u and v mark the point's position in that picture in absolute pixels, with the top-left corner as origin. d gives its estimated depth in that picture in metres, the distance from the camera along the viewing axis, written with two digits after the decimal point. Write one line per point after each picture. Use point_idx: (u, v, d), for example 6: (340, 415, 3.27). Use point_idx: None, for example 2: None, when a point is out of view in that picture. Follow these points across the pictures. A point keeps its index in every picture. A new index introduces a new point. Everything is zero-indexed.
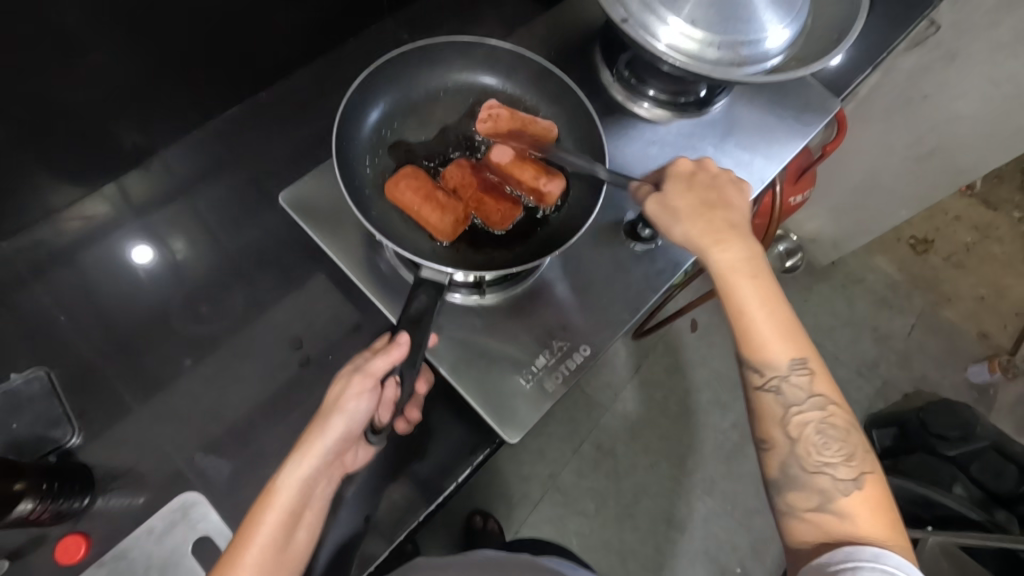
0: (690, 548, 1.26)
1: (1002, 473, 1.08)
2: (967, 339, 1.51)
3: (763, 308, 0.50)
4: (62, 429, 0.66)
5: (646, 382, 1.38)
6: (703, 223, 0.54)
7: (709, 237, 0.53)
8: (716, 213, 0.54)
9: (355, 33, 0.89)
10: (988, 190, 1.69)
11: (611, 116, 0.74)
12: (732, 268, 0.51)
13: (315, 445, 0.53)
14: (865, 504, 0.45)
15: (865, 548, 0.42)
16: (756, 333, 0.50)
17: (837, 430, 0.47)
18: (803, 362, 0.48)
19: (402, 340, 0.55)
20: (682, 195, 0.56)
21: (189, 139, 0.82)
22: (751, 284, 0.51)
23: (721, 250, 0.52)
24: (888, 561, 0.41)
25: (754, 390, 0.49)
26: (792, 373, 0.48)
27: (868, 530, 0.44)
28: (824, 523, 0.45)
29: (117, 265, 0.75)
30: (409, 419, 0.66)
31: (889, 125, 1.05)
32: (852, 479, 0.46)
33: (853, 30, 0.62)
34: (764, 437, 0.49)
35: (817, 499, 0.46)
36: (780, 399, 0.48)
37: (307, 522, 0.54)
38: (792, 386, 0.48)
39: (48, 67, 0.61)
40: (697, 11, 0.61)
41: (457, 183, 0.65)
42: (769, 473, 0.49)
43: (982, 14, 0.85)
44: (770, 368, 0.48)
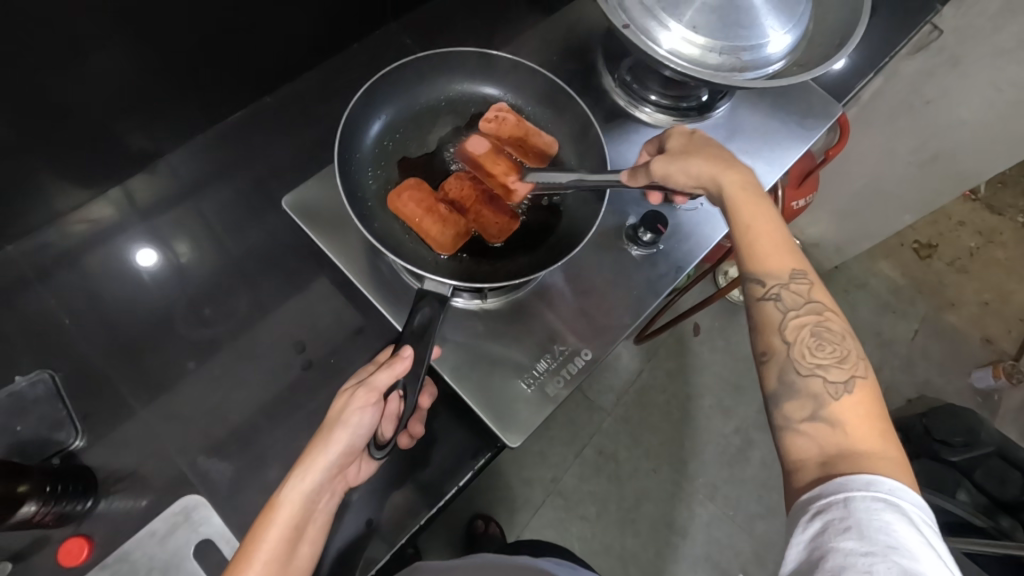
0: (692, 553, 1.25)
1: (1005, 479, 1.07)
2: (971, 344, 1.50)
3: (771, 216, 0.52)
4: (66, 432, 0.66)
5: (649, 386, 1.38)
6: (708, 157, 0.55)
7: (719, 162, 0.54)
8: (719, 148, 0.56)
9: (358, 38, 0.90)
10: (992, 195, 1.69)
11: (613, 121, 0.75)
12: (743, 186, 0.53)
13: (318, 460, 0.53)
14: (857, 411, 0.43)
15: (857, 477, 0.39)
16: (764, 243, 0.51)
17: (831, 334, 0.48)
18: (804, 270, 0.50)
19: (406, 353, 0.55)
20: (684, 141, 0.58)
21: (193, 142, 0.82)
22: (759, 199, 0.52)
23: (728, 176, 0.53)
24: (881, 488, 0.38)
25: (755, 301, 0.50)
26: (793, 280, 0.49)
27: (860, 437, 0.42)
28: (818, 433, 0.43)
29: (121, 268, 0.75)
30: (412, 434, 0.67)
31: (892, 130, 1.05)
32: (843, 382, 0.45)
33: (855, 35, 0.62)
34: (763, 349, 0.49)
35: (812, 406, 0.44)
36: (780, 306, 0.49)
37: (310, 535, 0.54)
38: (792, 292, 0.49)
39: (52, 72, 0.61)
40: (698, 17, 0.62)
41: (457, 195, 0.66)
42: (767, 387, 0.48)
43: (986, 19, 0.84)
44: (771, 276, 0.50)
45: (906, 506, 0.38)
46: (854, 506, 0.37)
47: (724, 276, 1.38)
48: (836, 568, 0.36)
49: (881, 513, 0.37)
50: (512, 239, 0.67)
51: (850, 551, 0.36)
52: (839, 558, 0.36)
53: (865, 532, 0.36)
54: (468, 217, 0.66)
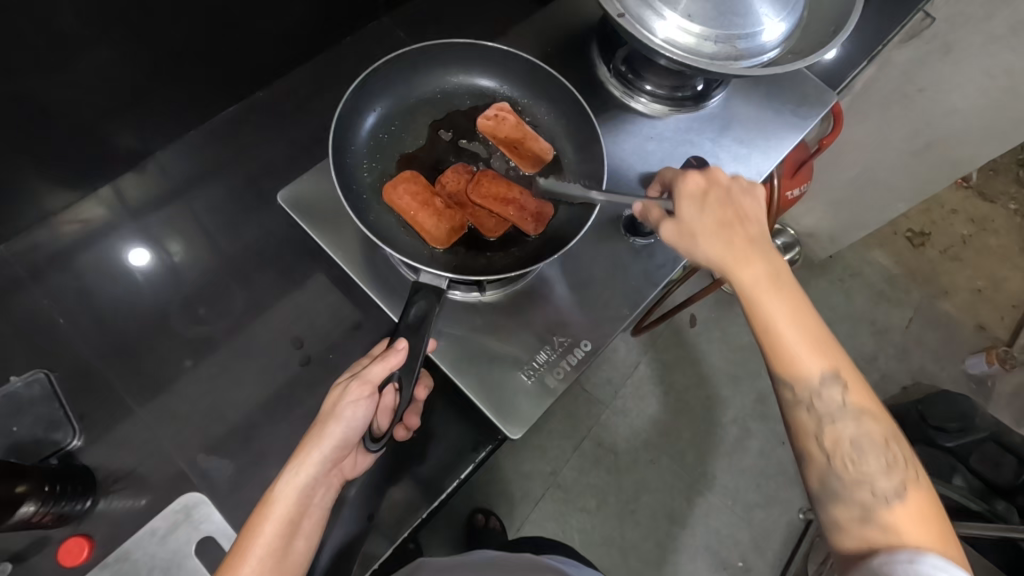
0: (692, 544, 1.26)
1: (1000, 463, 1.09)
2: (964, 331, 1.52)
3: (795, 321, 0.49)
4: (63, 432, 0.66)
5: (647, 377, 1.38)
6: (721, 244, 0.50)
7: (738, 256, 0.50)
8: (737, 228, 0.51)
9: (351, 32, 0.89)
10: (984, 182, 1.70)
11: (609, 112, 0.74)
12: (766, 283, 0.50)
13: (313, 453, 0.53)
14: (910, 518, 0.43)
15: (901, 555, 0.41)
16: (786, 349, 0.48)
17: (873, 442, 0.46)
18: (835, 374, 0.47)
19: (400, 345, 0.55)
20: (698, 210, 0.52)
21: (185, 139, 0.81)
22: (780, 299, 0.49)
23: (745, 272, 0.50)
24: (928, 567, 0.40)
25: (788, 408, 0.48)
26: (825, 387, 0.47)
27: (916, 542, 0.42)
28: (871, 536, 0.44)
29: (114, 268, 0.75)
30: (409, 427, 0.67)
31: (885, 118, 1.05)
32: (893, 490, 0.44)
33: (849, 23, 0.62)
34: (801, 451, 0.48)
35: (861, 513, 0.45)
36: (813, 414, 0.47)
37: (305, 531, 0.52)
38: (824, 400, 0.47)
39: (43, 70, 0.61)
40: (692, 5, 0.61)
41: (454, 189, 0.66)
42: (811, 490, 0.48)
43: (978, 6, 0.84)
44: (801, 382, 0.47)
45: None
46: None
47: None
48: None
49: None
50: (505, 234, 0.67)
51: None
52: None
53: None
54: (463, 212, 0.66)
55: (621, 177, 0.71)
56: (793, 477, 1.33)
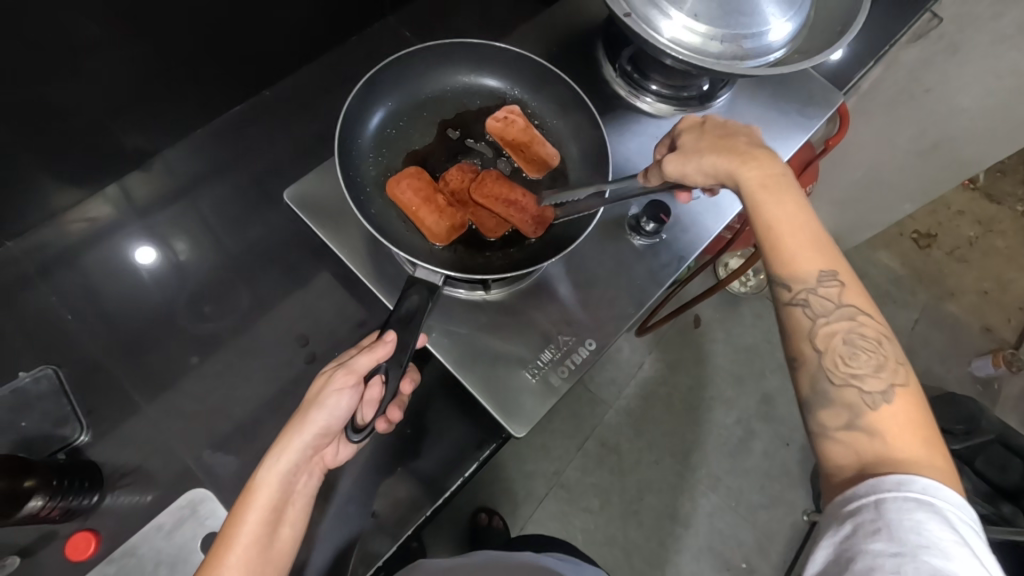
0: (695, 544, 1.26)
1: (1007, 466, 1.09)
2: (971, 333, 1.51)
3: (797, 212, 0.49)
4: (70, 427, 0.66)
5: (651, 377, 1.38)
6: (722, 151, 0.53)
7: (737, 157, 0.52)
8: (736, 141, 0.54)
9: (357, 31, 0.89)
10: (991, 184, 1.69)
11: (614, 112, 0.75)
12: (764, 180, 0.50)
13: (294, 441, 0.54)
14: (897, 420, 0.42)
15: (889, 478, 0.38)
16: (786, 246, 0.48)
17: (866, 341, 0.45)
18: (833, 271, 0.47)
19: (388, 338, 0.54)
20: (698, 136, 0.55)
21: (192, 137, 0.82)
22: (780, 195, 0.49)
23: (748, 169, 0.51)
24: (914, 488, 0.37)
25: (784, 307, 0.48)
26: (822, 284, 0.47)
27: (901, 448, 0.40)
28: (856, 442, 0.42)
29: (121, 265, 0.75)
30: (391, 420, 0.62)
31: (892, 118, 1.05)
32: (881, 391, 0.43)
33: (856, 23, 0.62)
34: (795, 356, 0.47)
35: (848, 416, 0.43)
36: (808, 312, 0.46)
37: (290, 518, 0.54)
38: (821, 296, 0.46)
39: (53, 68, 0.61)
40: (699, 5, 0.61)
41: (457, 186, 0.66)
42: (801, 395, 0.46)
43: (985, 7, 0.84)
44: (798, 280, 0.47)
45: (941, 506, 0.37)
46: (886, 507, 0.37)
47: (725, 267, 1.37)
48: (866, 570, 0.36)
49: (912, 513, 0.37)
50: (506, 234, 0.67)
51: (878, 553, 0.36)
52: (868, 559, 0.36)
53: (895, 533, 0.36)
54: (465, 211, 0.66)
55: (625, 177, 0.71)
56: (797, 478, 1.32)
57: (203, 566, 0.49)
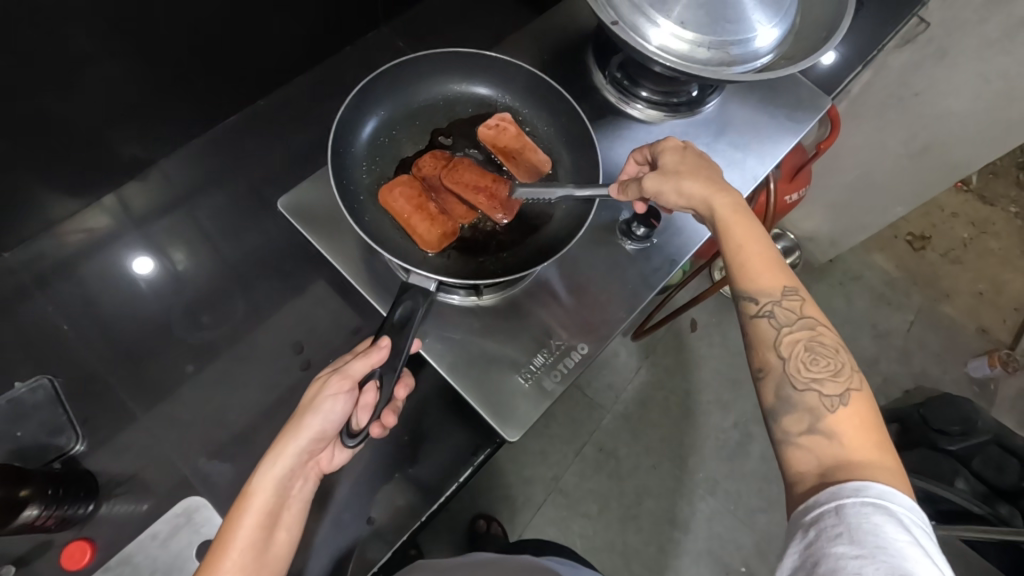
0: (695, 548, 1.26)
1: (1004, 467, 1.08)
2: (966, 334, 1.51)
3: (763, 240, 0.52)
4: (67, 436, 0.67)
5: (648, 382, 1.38)
6: (701, 176, 0.54)
7: (714, 185, 0.54)
8: (712, 170, 0.56)
9: (351, 41, 0.90)
10: (984, 185, 1.70)
11: (605, 118, 0.75)
12: (735, 209, 0.52)
13: (289, 446, 0.53)
14: (853, 421, 0.43)
15: (847, 484, 0.39)
16: (754, 263, 0.51)
17: (826, 349, 0.48)
18: (795, 287, 0.50)
19: (383, 343, 0.55)
20: (679, 157, 0.57)
21: (187, 147, 0.82)
22: (751, 223, 0.52)
23: (724, 197, 0.53)
24: (869, 492, 0.38)
25: (749, 319, 0.50)
26: (785, 297, 0.50)
27: (857, 447, 0.42)
28: (814, 444, 0.43)
29: (118, 275, 0.76)
30: (385, 425, 0.62)
31: (882, 122, 1.06)
32: (839, 395, 0.45)
33: (841, 28, 0.63)
34: (760, 365, 0.49)
35: (807, 419, 0.45)
36: (773, 322, 0.49)
37: (286, 522, 0.54)
38: (784, 309, 0.49)
39: (47, 81, 0.62)
40: (686, 13, 0.62)
41: (430, 172, 0.68)
42: (766, 403, 0.48)
43: (972, 11, 0.85)
44: (763, 293, 0.50)
45: (897, 510, 0.37)
46: (846, 512, 0.38)
47: (720, 271, 1.38)
48: (829, 572, 0.36)
49: (871, 517, 0.37)
50: (478, 220, 0.68)
51: (841, 555, 0.36)
52: (832, 562, 0.36)
53: (855, 536, 0.37)
54: (438, 198, 0.67)
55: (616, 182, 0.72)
56: None
57: (199, 571, 0.49)
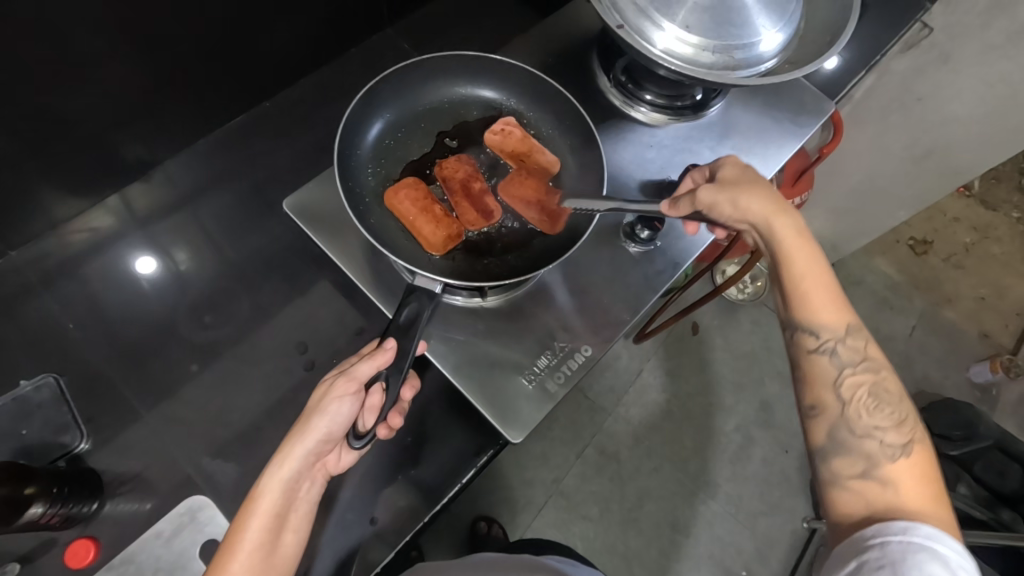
0: (696, 552, 1.26)
1: (1005, 473, 1.08)
2: (968, 339, 1.51)
3: (826, 271, 0.51)
4: (71, 435, 0.67)
5: (650, 384, 1.38)
6: (765, 194, 0.54)
7: (779, 205, 0.53)
8: (774, 190, 0.55)
9: (356, 43, 0.91)
10: (986, 190, 1.70)
11: (609, 121, 0.76)
12: (796, 234, 0.52)
13: (295, 449, 0.54)
14: (911, 471, 0.45)
15: (894, 523, 0.42)
16: (818, 297, 0.51)
17: (886, 397, 0.49)
18: (860, 328, 0.50)
19: (389, 344, 0.56)
20: (740, 169, 0.57)
21: (192, 148, 0.83)
22: (815, 251, 0.52)
23: (787, 221, 0.53)
24: (917, 533, 0.41)
25: (807, 354, 0.51)
26: (848, 338, 0.50)
27: (913, 497, 0.43)
28: (868, 489, 0.45)
29: (123, 274, 0.76)
30: (392, 426, 0.62)
31: (885, 126, 1.06)
32: (900, 445, 0.46)
33: (845, 33, 0.63)
34: (814, 402, 0.50)
35: (863, 465, 0.46)
36: (835, 361, 0.50)
37: (293, 524, 0.54)
38: (848, 349, 0.50)
39: (54, 81, 0.62)
40: (691, 17, 0.62)
41: (450, 175, 0.68)
42: (816, 440, 0.49)
43: (974, 16, 0.86)
44: (826, 331, 0.50)
45: (944, 551, 0.40)
46: (891, 547, 0.41)
47: (722, 274, 1.38)
48: None
49: (916, 554, 0.40)
50: (486, 230, 0.68)
51: None
52: None
53: (898, 570, 0.40)
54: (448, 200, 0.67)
55: (619, 185, 0.72)
56: (796, 485, 1.33)
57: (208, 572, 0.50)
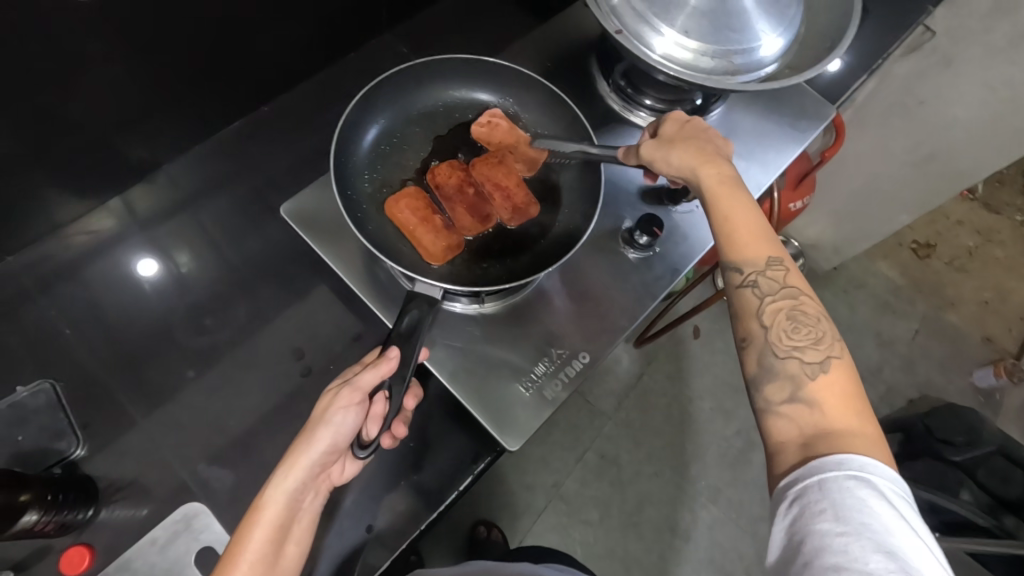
0: (695, 556, 1.25)
1: (1009, 478, 1.07)
2: (971, 343, 1.51)
3: (750, 208, 0.52)
4: (67, 441, 0.67)
5: (650, 388, 1.38)
6: (691, 149, 0.56)
7: (701, 155, 0.55)
8: (705, 141, 0.57)
9: (355, 48, 0.91)
10: (989, 194, 1.69)
11: (609, 126, 0.75)
12: (722, 181, 0.53)
13: (300, 459, 0.53)
14: (832, 389, 0.45)
15: (830, 458, 0.41)
16: (740, 234, 0.51)
17: (807, 317, 0.49)
18: (780, 257, 0.50)
19: (391, 354, 0.56)
20: (677, 128, 0.58)
21: (192, 152, 0.82)
22: (739, 195, 0.52)
23: (710, 169, 0.54)
24: (852, 466, 0.40)
25: (734, 289, 0.51)
26: (770, 267, 0.50)
27: (837, 416, 0.44)
28: (797, 413, 0.45)
29: (120, 278, 0.76)
30: (396, 436, 0.62)
31: (887, 129, 1.06)
32: (819, 362, 0.47)
33: (846, 37, 0.63)
34: (743, 335, 0.50)
35: (790, 388, 0.46)
36: (757, 292, 0.50)
37: (296, 535, 0.54)
38: (768, 279, 0.50)
39: (55, 86, 0.62)
40: (689, 22, 0.62)
41: (442, 182, 0.67)
42: (749, 371, 0.49)
43: (977, 20, 0.85)
44: (748, 265, 0.50)
45: (878, 481, 0.40)
46: (828, 487, 0.40)
47: None
48: (815, 549, 0.38)
49: (853, 491, 0.39)
50: (484, 234, 0.68)
51: (826, 532, 0.38)
52: (817, 540, 0.38)
53: (839, 512, 0.38)
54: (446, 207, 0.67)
55: (620, 189, 0.72)
56: None
57: None
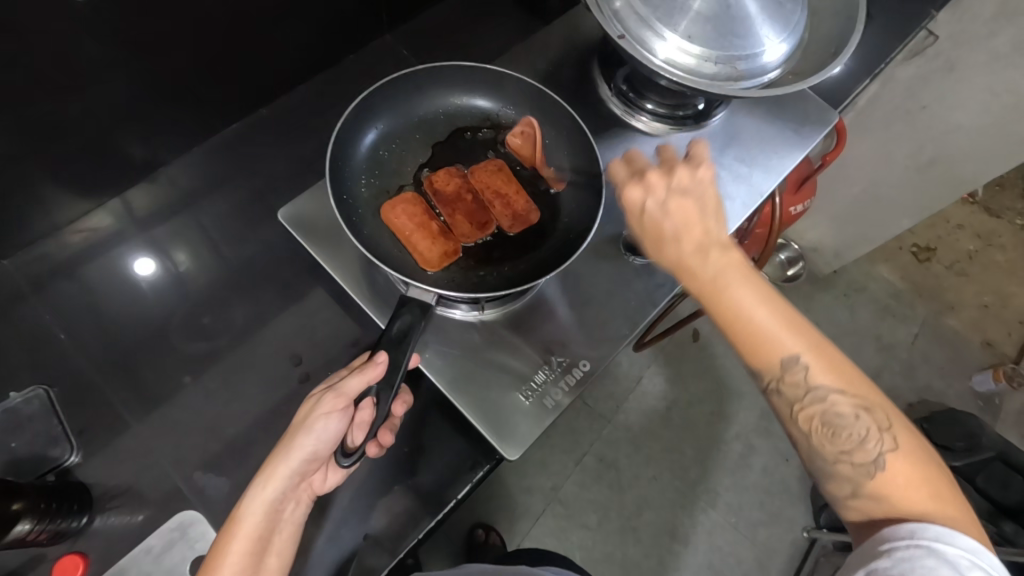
0: (694, 561, 1.25)
1: (1008, 483, 1.05)
2: (971, 347, 1.50)
3: (744, 317, 0.46)
4: (61, 447, 0.66)
5: (649, 391, 1.38)
6: (663, 259, 0.49)
7: (673, 264, 0.48)
8: (670, 239, 0.48)
9: (355, 50, 0.90)
10: (990, 198, 1.69)
11: (609, 131, 0.75)
12: (706, 294, 0.47)
13: (279, 468, 0.54)
14: (898, 481, 0.43)
15: (902, 526, 0.41)
16: (748, 341, 0.46)
17: (844, 416, 0.45)
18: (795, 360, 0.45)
19: (380, 358, 0.55)
20: (638, 223, 0.50)
21: (190, 154, 0.82)
22: (728, 308, 0.46)
23: (689, 280, 0.48)
24: (924, 535, 0.40)
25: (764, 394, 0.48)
26: (789, 372, 0.45)
27: (904, 504, 0.43)
28: (865, 506, 0.44)
29: (115, 280, 0.75)
30: (382, 444, 0.62)
31: (889, 134, 1.05)
32: (873, 461, 0.44)
33: (850, 43, 0.62)
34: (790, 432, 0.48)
35: (849, 487, 0.45)
36: (784, 400, 0.46)
37: (277, 548, 0.54)
38: (791, 384, 0.45)
39: (49, 90, 0.61)
40: (693, 27, 0.62)
41: (439, 190, 0.68)
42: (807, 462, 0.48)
43: (981, 24, 0.84)
44: (765, 375, 0.46)
45: (954, 553, 0.39)
46: (897, 554, 0.40)
47: None
48: None
49: (922, 559, 0.39)
50: (482, 241, 0.67)
51: None
52: None
53: None
54: (444, 213, 0.67)
55: None
56: (795, 493, 1.32)
57: None
